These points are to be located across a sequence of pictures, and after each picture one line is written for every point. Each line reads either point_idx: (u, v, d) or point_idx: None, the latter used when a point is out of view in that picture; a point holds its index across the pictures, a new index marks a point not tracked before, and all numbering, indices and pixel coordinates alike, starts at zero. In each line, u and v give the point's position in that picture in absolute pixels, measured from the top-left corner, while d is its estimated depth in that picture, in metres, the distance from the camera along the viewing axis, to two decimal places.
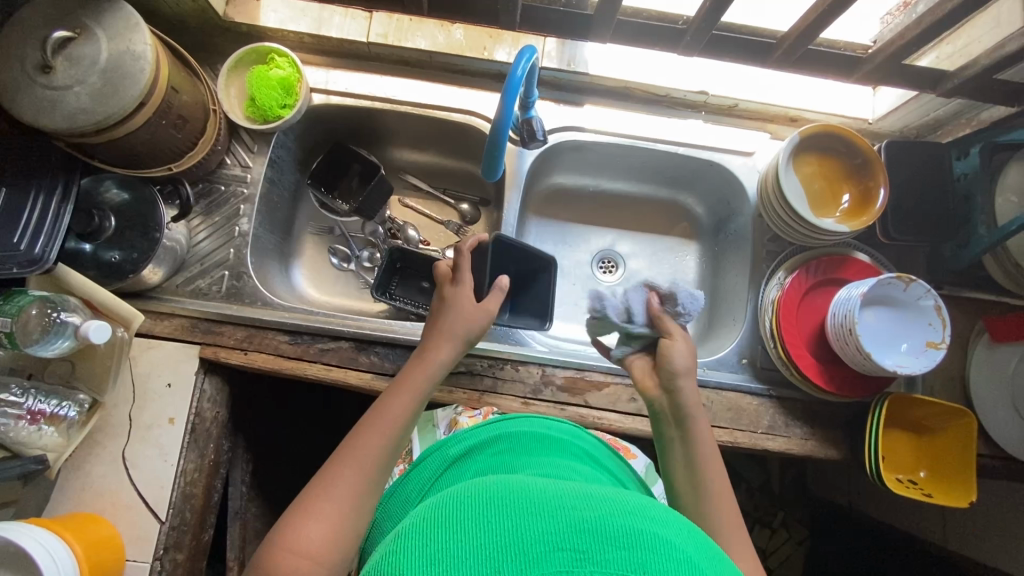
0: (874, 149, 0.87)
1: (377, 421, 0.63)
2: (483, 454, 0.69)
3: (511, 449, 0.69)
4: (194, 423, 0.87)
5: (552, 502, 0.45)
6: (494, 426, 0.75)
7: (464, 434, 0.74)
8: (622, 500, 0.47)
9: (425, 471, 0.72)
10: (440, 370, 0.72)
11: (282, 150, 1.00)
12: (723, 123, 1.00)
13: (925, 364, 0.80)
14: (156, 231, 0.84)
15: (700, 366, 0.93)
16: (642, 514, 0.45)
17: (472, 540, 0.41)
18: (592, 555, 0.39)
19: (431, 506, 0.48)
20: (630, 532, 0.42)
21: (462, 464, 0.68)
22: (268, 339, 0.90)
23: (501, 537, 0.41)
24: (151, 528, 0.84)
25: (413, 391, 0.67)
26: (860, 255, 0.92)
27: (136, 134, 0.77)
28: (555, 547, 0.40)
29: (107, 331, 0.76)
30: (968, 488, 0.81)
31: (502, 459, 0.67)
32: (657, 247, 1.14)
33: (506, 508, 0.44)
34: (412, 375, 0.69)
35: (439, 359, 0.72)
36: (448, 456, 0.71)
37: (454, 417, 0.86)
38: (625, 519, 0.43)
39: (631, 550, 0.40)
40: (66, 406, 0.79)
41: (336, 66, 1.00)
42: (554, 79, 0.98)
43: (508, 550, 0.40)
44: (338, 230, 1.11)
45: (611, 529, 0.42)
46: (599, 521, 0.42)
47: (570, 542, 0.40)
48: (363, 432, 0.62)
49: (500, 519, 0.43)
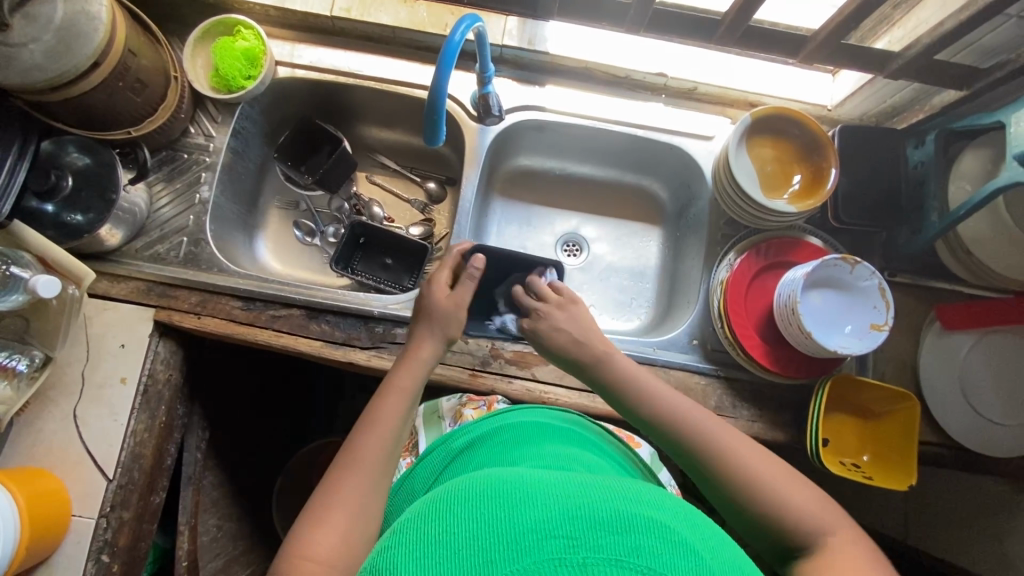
0: (824, 132, 0.88)
1: (372, 429, 0.64)
2: (486, 446, 0.70)
3: (513, 439, 0.70)
4: (147, 385, 0.88)
5: (545, 491, 0.46)
6: (497, 417, 0.75)
7: (469, 427, 0.75)
8: (617, 486, 0.48)
9: (429, 466, 0.74)
10: (426, 368, 0.73)
11: (246, 122, 1.01)
12: (684, 106, 1.01)
13: (866, 346, 0.80)
14: (112, 193, 0.86)
15: (650, 346, 0.94)
16: (637, 499, 0.46)
17: (466, 533, 0.43)
18: (583, 541, 0.41)
19: (429, 500, 0.50)
20: (623, 519, 0.43)
21: (465, 457, 0.70)
22: (221, 304, 0.91)
23: (494, 528, 0.43)
24: (98, 486, 0.85)
25: (406, 391, 0.69)
26: (811, 239, 0.92)
27: (93, 93, 0.79)
28: (548, 534, 0.41)
29: (56, 287, 0.78)
30: (908, 471, 0.81)
31: (501, 450, 0.67)
32: (622, 231, 1.14)
33: (497, 498, 0.46)
34: (400, 377, 0.71)
35: (422, 355, 0.73)
36: (452, 449, 0.73)
37: (459, 407, 0.87)
38: (618, 504, 0.44)
39: (623, 535, 0.41)
40: (16, 358, 0.81)
41: (302, 40, 1.02)
42: (515, 57, 1.00)
43: (501, 539, 0.42)
44: (304, 204, 1.12)
45: (602, 515, 0.43)
46: (590, 508, 0.44)
47: (562, 528, 0.42)
48: (357, 445, 0.63)
49: (494, 508, 0.45)
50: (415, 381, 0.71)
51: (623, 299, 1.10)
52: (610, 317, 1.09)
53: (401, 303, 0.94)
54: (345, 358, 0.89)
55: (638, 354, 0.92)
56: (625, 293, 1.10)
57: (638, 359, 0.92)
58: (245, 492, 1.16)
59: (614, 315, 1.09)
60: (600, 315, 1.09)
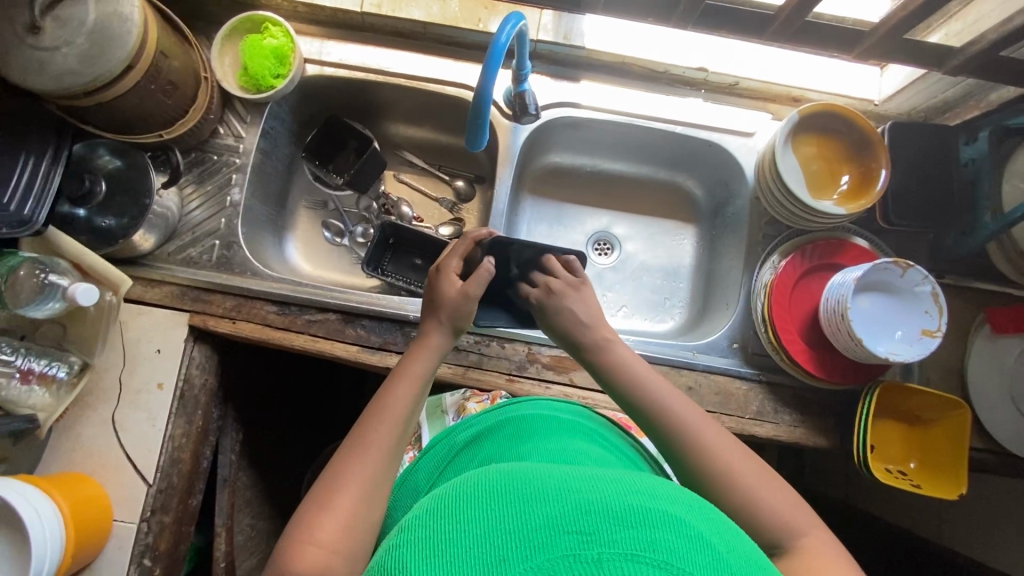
0: (875, 130, 0.85)
1: (380, 417, 0.63)
2: (489, 441, 0.69)
3: (517, 430, 0.69)
4: (183, 389, 0.88)
5: (555, 484, 0.45)
6: (499, 411, 0.75)
7: (471, 421, 0.75)
8: (630, 480, 0.47)
9: (434, 458, 0.73)
10: (437, 356, 0.72)
11: (275, 121, 1.00)
12: (723, 101, 0.98)
13: (919, 352, 0.78)
14: (145, 198, 0.84)
15: (689, 350, 0.92)
16: (651, 493, 0.44)
17: (475, 530, 0.41)
18: (599, 536, 0.38)
19: (436, 498, 0.49)
20: (639, 512, 0.41)
21: (472, 449, 0.70)
22: (255, 309, 0.90)
23: (504, 525, 0.41)
24: (137, 491, 0.85)
25: (417, 378, 0.68)
26: (858, 241, 0.89)
27: (125, 97, 0.77)
28: (560, 530, 0.39)
29: (95, 294, 0.77)
30: (959, 480, 0.80)
31: (510, 443, 0.67)
32: (655, 229, 1.12)
33: (506, 494, 0.44)
34: (410, 366, 0.69)
35: (433, 344, 0.72)
36: (454, 445, 0.73)
37: (462, 402, 0.88)
38: (633, 498, 0.43)
39: (640, 529, 0.39)
40: (56, 366, 0.82)
41: (330, 36, 0.99)
42: (549, 53, 0.97)
43: (511, 536, 0.40)
44: (332, 204, 1.10)
45: (617, 510, 0.41)
46: (604, 501, 0.42)
47: (575, 524, 0.40)
48: (365, 431, 0.61)
49: (503, 506, 0.43)
50: (425, 370, 0.69)
51: (657, 299, 1.08)
52: (643, 317, 1.07)
53: None
54: (382, 363, 0.88)
55: (678, 358, 0.90)
56: (659, 292, 1.09)
57: (678, 363, 0.90)
58: (279, 492, 1.17)
59: (648, 316, 1.07)
60: (633, 315, 1.07)
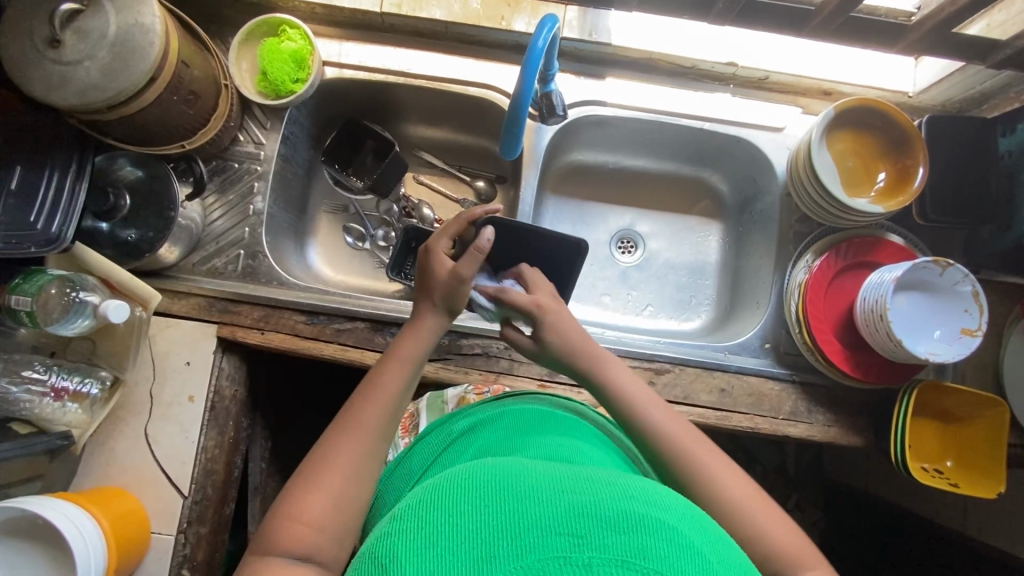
0: (914, 125, 0.83)
1: (368, 397, 0.63)
2: (487, 430, 0.65)
3: (514, 426, 0.65)
4: (214, 401, 0.87)
5: (549, 484, 0.44)
6: (501, 403, 0.71)
7: (469, 411, 0.71)
8: (625, 482, 0.46)
9: (428, 446, 0.69)
10: (429, 340, 0.69)
11: (294, 127, 0.98)
12: (751, 96, 0.96)
13: (959, 352, 0.77)
14: (170, 210, 0.83)
15: (721, 350, 0.91)
16: (646, 498, 0.43)
17: (464, 522, 0.40)
18: (591, 540, 0.38)
19: (426, 488, 0.48)
20: (631, 517, 0.40)
21: (466, 440, 0.65)
22: (284, 319, 0.89)
23: (495, 521, 0.40)
24: (174, 503, 0.85)
25: (406, 362, 0.66)
26: (893, 237, 0.88)
27: (147, 110, 0.76)
28: (552, 531, 0.38)
29: (126, 311, 0.77)
30: (996, 479, 0.80)
31: (505, 438, 0.63)
32: (679, 226, 1.11)
33: (498, 490, 0.43)
34: (400, 348, 0.68)
35: (426, 328, 0.69)
36: (451, 433, 0.68)
37: (463, 395, 0.86)
38: (627, 503, 0.42)
39: (632, 535, 0.38)
40: (89, 383, 0.81)
41: (348, 37, 0.97)
42: (574, 50, 0.94)
43: (502, 533, 0.39)
44: (353, 208, 1.09)
45: (611, 514, 0.40)
46: (596, 505, 0.41)
47: (567, 526, 0.39)
48: (354, 414, 0.61)
49: (495, 502, 0.42)
50: (415, 352, 0.68)
51: (682, 297, 1.07)
52: (669, 316, 1.06)
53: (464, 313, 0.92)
54: None
55: (711, 360, 0.89)
56: (684, 290, 1.07)
57: (711, 365, 0.89)
58: None
59: (673, 315, 1.06)
60: (658, 315, 1.06)
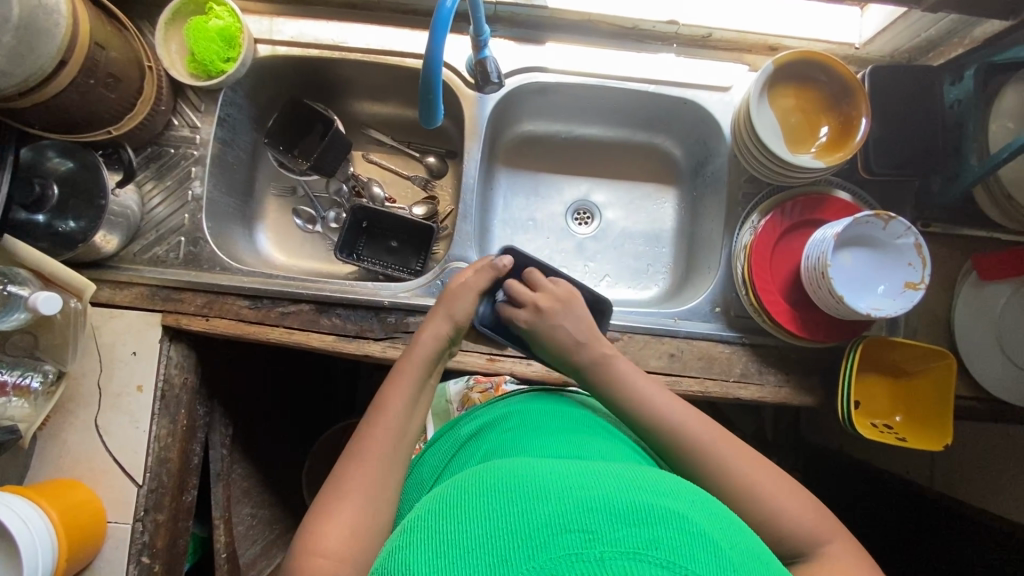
0: (854, 76, 0.81)
1: (379, 417, 0.64)
2: (494, 431, 0.68)
3: (521, 425, 0.67)
4: (163, 390, 0.87)
5: (556, 482, 0.44)
6: (501, 403, 0.74)
7: (475, 413, 0.73)
8: (632, 476, 0.46)
9: (438, 452, 0.71)
10: (434, 351, 0.72)
11: (232, 108, 0.96)
12: (697, 55, 0.94)
13: (902, 305, 0.76)
14: (100, 198, 0.81)
15: (670, 317, 0.90)
16: (654, 489, 0.44)
17: (477, 530, 0.41)
18: (602, 534, 0.38)
19: (436, 499, 0.49)
20: (639, 509, 0.40)
21: (475, 443, 0.68)
22: (228, 305, 0.89)
23: (508, 523, 0.41)
24: (128, 491, 0.85)
25: (413, 375, 0.69)
26: (839, 194, 0.87)
27: (64, 95, 0.74)
28: (563, 529, 0.39)
29: (57, 303, 0.76)
30: (942, 432, 0.79)
31: (512, 438, 0.65)
32: (636, 194, 1.09)
33: (505, 494, 0.44)
34: (406, 365, 0.70)
35: (429, 339, 0.73)
36: (457, 439, 0.71)
37: (466, 393, 0.93)
38: (633, 495, 0.42)
39: (642, 528, 0.39)
40: (29, 376, 0.81)
41: (281, 13, 0.95)
42: (511, 15, 0.92)
43: (515, 533, 0.40)
44: (302, 190, 1.07)
45: (619, 507, 0.40)
46: (605, 500, 0.41)
47: (579, 522, 0.39)
48: (361, 439, 0.62)
49: (508, 505, 0.42)
50: (421, 366, 0.70)
51: (639, 266, 1.06)
52: (627, 286, 1.05)
53: (411, 291, 0.91)
54: (360, 351, 0.87)
55: (659, 326, 0.88)
56: (641, 259, 1.06)
57: (660, 331, 0.88)
58: (277, 479, 1.17)
59: (631, 284, 1.05)
60: (617, 285, 1.05)
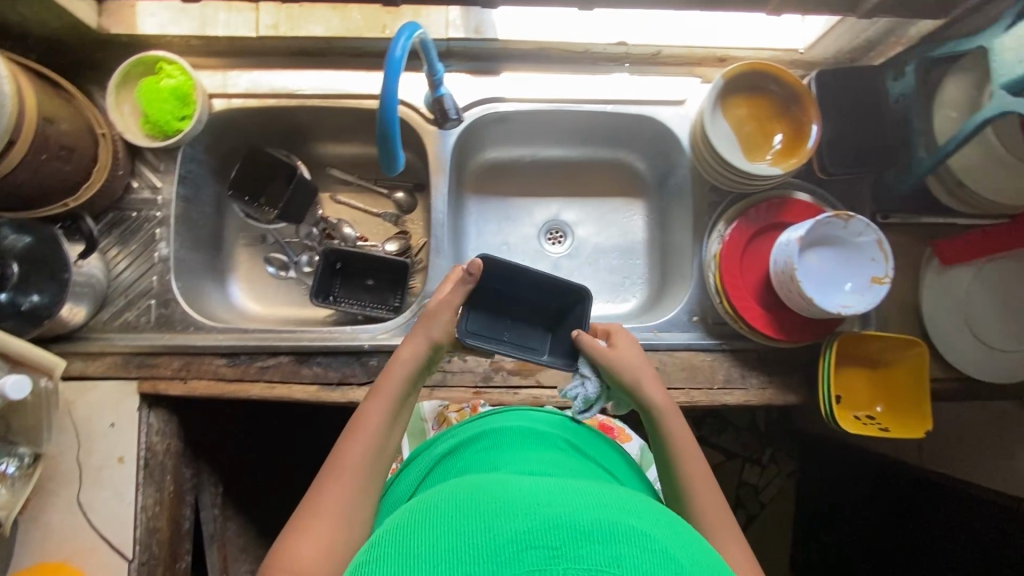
0: (802, 82, 0.84)
1: (355, 439, 0.62)
2: (469, 450, 0.67)
3: (495, 444, 0.65)
4: (146, 458, 0.85)
5: (523, 497, 0.44)
6: (478, 422, 0.72)
7: (448, 435, 0.73)
8: (598, 492, 0.46)
9: (413, 471, 0.70)
10: (413, 367, 0.69)
11: (192, 164, 0.95)
12: (648, 72, 0.96)
13: (871, 300, 0.78)
14: (63, 272, 0.79)
15: (650, 330, 0.91)
16: (619, 506, 0.44)
17: (442, 544, 0.40)
18: (566, 551, 0.38)
19: (405, 513, 0.48)
20: (603, 525, 0.40)
21: (448, 462, 0.66)
22: (204, 365, 0.88)
23: (473, 538, 0.40)
24: (119, 568, 0.81)
25: (390, 395, 0.66)
26: (800, 196, 0.90)
27: (17, 172, 0.73)
28: (528, 545, 0.38)
29: (26, 385, 0.74)
30: (923, 419, 0.82)
31: (485, 455, 0.64)
32: (604, 209, 1.10)
33: (472, 509, 0.43)
34: (383, 384, 0.67)
35: (407, 357, 0.70)
36: (432, 457, 0.70)
37: (441, 411, 0.89)
38: (598, 511, 0.42)
39: (605, 544, 0.39)
40: (4, 462, 0.78)
41: (233, 66, 0.95)
42: (464, 49, 0.94)
43: (480, 550, 0.39)
44: (271, 238, 1.06)
45: (584, 522, 0.40)
46: (570, 515, 0.41)
47: (544, 538, 0.39)
48: (335, 460, 0.61)
49: (474, 520, 0.42)
50: (398, 386, 0.67)
51: (615, 280, 1.07)
52: (605, 301, 1.06)
53: (389, 331, 0.90)
54: (345, 398, 0.86)
55: (641, 341, 0.89)
56: (617, 273, 1.07)
57: (642, 346, 0.89)
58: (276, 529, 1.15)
59: (610, 298, 1.06)
60: (595, 301, 1.06)
